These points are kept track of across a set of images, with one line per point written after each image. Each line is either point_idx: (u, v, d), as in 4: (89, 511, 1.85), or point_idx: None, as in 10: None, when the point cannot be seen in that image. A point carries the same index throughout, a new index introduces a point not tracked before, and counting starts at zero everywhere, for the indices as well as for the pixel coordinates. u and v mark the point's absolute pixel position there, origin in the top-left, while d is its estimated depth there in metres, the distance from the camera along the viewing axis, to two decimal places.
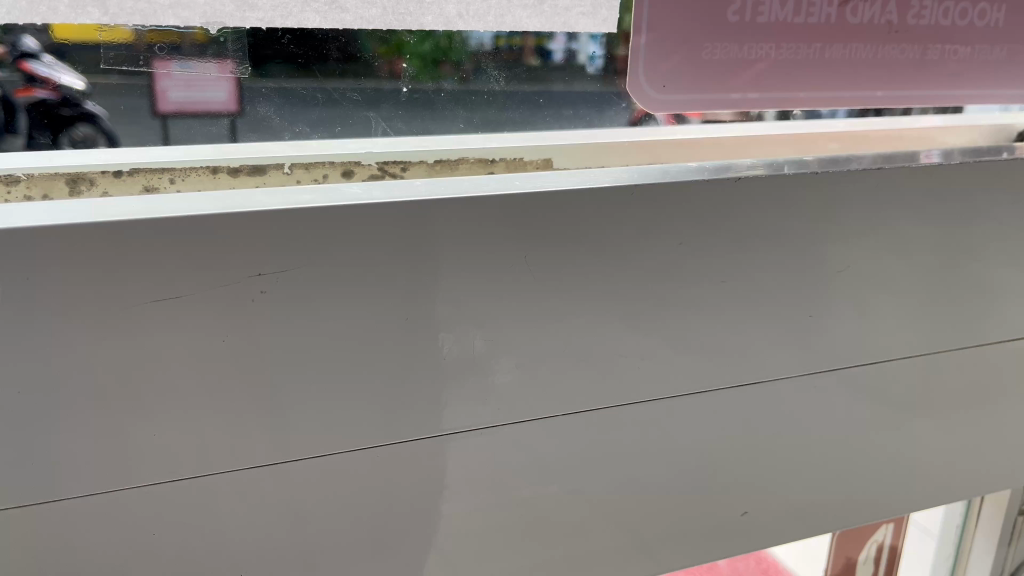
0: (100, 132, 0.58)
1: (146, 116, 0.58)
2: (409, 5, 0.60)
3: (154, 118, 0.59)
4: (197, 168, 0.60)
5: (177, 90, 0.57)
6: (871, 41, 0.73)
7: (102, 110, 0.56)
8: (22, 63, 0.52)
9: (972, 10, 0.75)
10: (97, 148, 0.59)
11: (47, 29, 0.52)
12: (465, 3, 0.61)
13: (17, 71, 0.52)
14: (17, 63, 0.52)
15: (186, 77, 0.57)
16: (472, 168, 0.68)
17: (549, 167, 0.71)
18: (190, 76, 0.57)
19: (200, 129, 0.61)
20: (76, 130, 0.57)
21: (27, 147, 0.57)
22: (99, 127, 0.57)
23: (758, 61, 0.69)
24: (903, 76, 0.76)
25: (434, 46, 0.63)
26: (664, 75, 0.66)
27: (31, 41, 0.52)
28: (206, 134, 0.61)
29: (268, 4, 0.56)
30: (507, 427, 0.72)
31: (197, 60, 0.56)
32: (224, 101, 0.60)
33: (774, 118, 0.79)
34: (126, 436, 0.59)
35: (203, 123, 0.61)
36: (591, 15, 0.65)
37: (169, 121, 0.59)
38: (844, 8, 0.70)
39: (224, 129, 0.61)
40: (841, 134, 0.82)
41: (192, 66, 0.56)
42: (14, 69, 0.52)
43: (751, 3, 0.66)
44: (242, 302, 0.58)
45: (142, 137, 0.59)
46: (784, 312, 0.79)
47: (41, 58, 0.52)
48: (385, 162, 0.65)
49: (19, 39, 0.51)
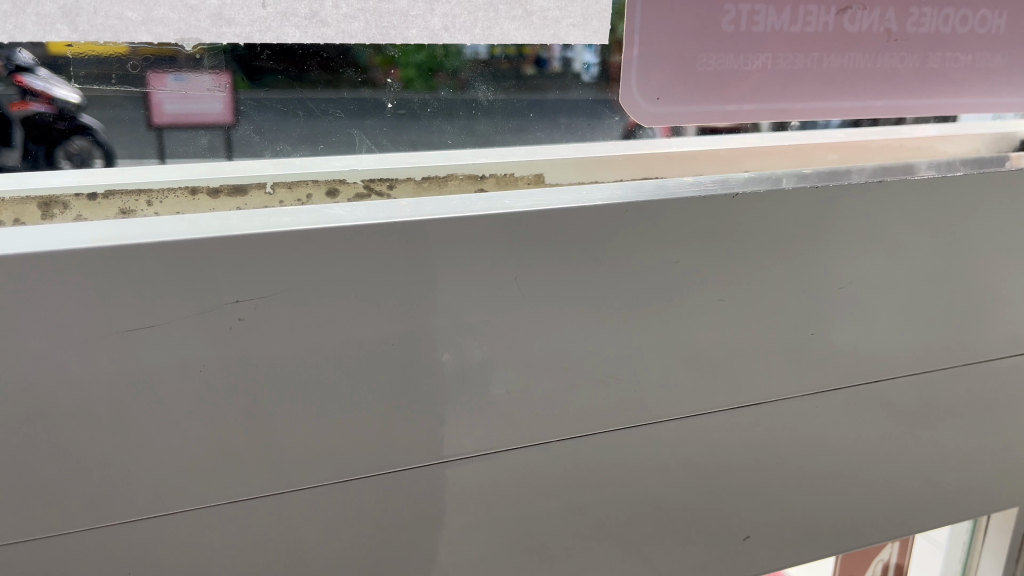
0: (95, 145, 0.55)
1: (142, 129, 0.56)
2: (393, 18, 0.57)
3: (151, 129, 0.56)
4: (173, 187, 0.58)
5: (172, 102, 0.55)
6: (871, 50, 0.71)
7: (99, 123, 0.54)
8: (17, 77, 0.49)
9: (973, 17, 0.74)
10: (94, 163, 0.56)
11: (42, 46, 0.50)
12: (450, 15, 0.59)
13: (12, 85, 0.50)
14: (12, 77, 0.49)
15: (181, 89, 0.55)
16: (461, 185, 0.66)
17: (541, 183, 0.68)
18: (185, 88, 0.55)
19: (189, 143, 0.58)
20: (71, 143, 0.55)
21: (22, 161, 0.54)
22: (93, 139, 0.55)
23: (754, 73, 0.68)
24: (904, 85, 0.74)
25: (429, 56, 0.60)
26: (657, 87, 0.65)
27: (25, 54, 0.49)
28: (195, 146, 0.59)
29: (246, 18, 0.53)
30: (500, 455, 0.70)
31: (191, 72, 0.54)
32: (220, 112, 0.57)
33: (771, 130, 0.76)
34: (101, 474, 0.57)
35: (190, 135, 0.58)
36: (581, 27, 0.62)
37: (163, 134, 0.57)
38: (841, 16, 0.68)
39: (219, 144, 0.59)
40: (842, 144, 0.79)
41: (186, 78, 0.54)
42: (9, 82, 0.50)
43: (746, 11, 0.65)
44: (221, 331, 0.55)
45: (139, 152, 0.57)
46: (784, 331, 0.77)
47: (36, 72, 0.49)
48: (371, 180, 0.63)
49: (15, 54, 0.49)
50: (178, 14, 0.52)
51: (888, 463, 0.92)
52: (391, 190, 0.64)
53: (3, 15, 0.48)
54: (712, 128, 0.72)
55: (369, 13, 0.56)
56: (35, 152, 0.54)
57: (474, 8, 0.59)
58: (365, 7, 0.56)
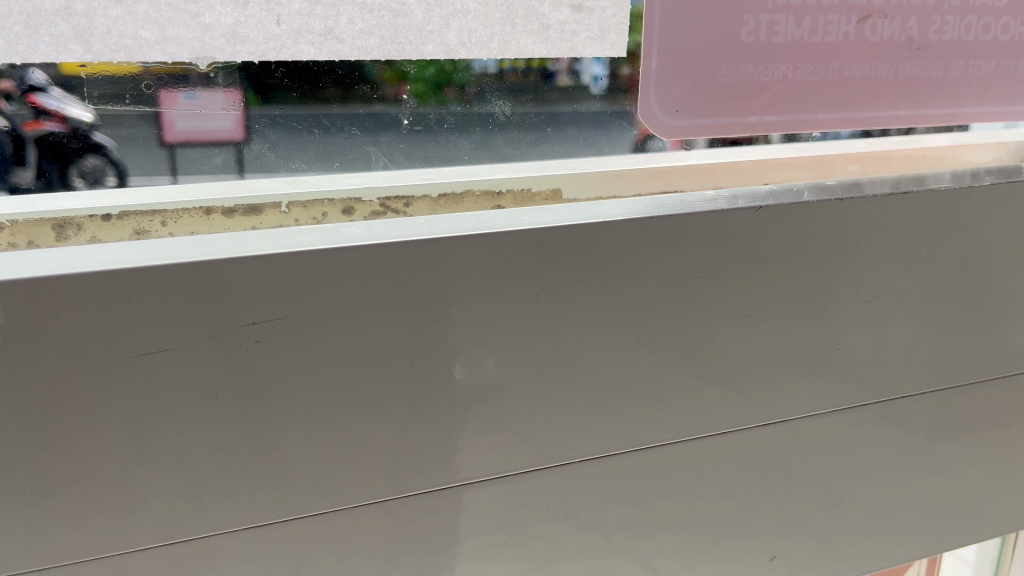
0: (108, 163, 0.54)
1: (154, 146, 0.54)
2: (409, 34, 0.56)
3: (163, 147, 0.55)
4: (186, 206, 0.57)
5: (184, 120, 0.54)
6: (893, 59, 0.69)
7: (111, 141, 0.53)
8: (31, 96, 0.49)
9: (995, 25, 0.72)
10: (105, 181, 0.55)
11: (55, 66, 0.49)
12: (466, 30, 0.57)
13: (26, 105, 0.49)
14: (26, 97, 0.49)
15: (194, 106, 0.53)
16: (477, 202, 0.65)
17: (558, 198, 0.67)
18: (197, 105, 0.53)
19: (202, 162, 0.57)
20: (84, 162, 0.54)
21: (37, 179, 0.53)
22: (107, 158, 0.54)
23: (775, 84, 0.66)
24: (927, 95, 0.72)
25: (438, 71, 0.59)
26: (676, 100, 0.64)
27: (38, 74, 0.49)
28: (209, 164, 0.57)
29: (260, 36, 0.53)
30: (520, 474, 0.69)
31: (202, 89, 0.53)
32: (230, 130, 0.56)
33: (780, 142, 0.73)
34: (118, 499, 0.56)
35: (205, 153, 0.57)
36: (598, 40, 0.61)
37: (177, 151, 0.55)
38: (862, 25, 0.67)
39: (232, 162, 0.58)
40: (863, 154, 0.77)
41: (198, 95, 0.53)
42: (22, 102, 0.49)
43: (766, 22, 0.64)
44: (237, 354, 0.54)
45: (152, 170, 0.56)
46: (809, 346, 0.76)
47: (50, 92, 0.50)
48: (387, 198, 0.62)
49: (29, 73, 0.49)
50: (192, 33, 0.51)
51: (918, 479, 0.91)
52: (402, 209, 0.62)
53: (15, 36, 0.48)
54: (727, 138, 0.70)
55: (384, 29, 0.55)
56: (48, 173, 0.53)
57: (491, 21, 0.57)
58: (379, 23, 0.55)
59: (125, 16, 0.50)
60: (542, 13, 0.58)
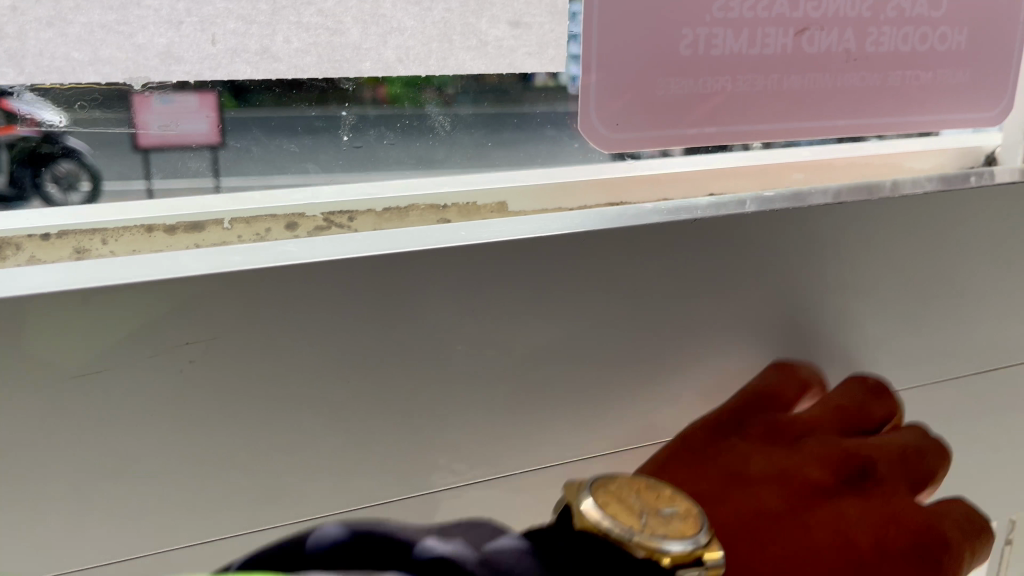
0: (82, 168, 0.54)
1: (128, 150, 0.54)
2: (346, 51, 0.56)
3: (137, 152, 0.55)
4: (148, 206, 0.57)
5: (158, 121, 0.54)
6: (831, 71, 0.71)
7: (84, 144, 0.53)
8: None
9: (932, 35, 0.74)
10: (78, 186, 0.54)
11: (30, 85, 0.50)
12: (404, 47, 0.57)
13: None
14: None
15: (168, 107, 0.54)
16: (422, 216, 0.64)
17: (504, 211, 0.67)
18: (172, 106, 0.54)
19: (176, 168, 0.56)
20: (59, 166, 0.53)
21: (10, 186, 0.53)
22: (81, 162, 0.54)
23: (714, 95, 0.67)
24: (867, 106, 0.74)
25: (411, 78, 0.58)
26: (617, 113, 0.64)
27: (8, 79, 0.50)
28: (182, 170, 0.57)
29: (195, 56, 0.52)
30: (478, 506, 0.66)
31: (179, 88, 0.53)
32: (206, 133, 0.56)
33: (755, 149, 0.74)
34: (53, 526, 0.55)
35: (179, 158, 0.56)
36: (537, 56, 0.61)
37: (151, 155, 0.55)
38: (799, 38, 0.68)
39: (206, 167, 0.57)
40: (809, 163, 0.77)
41: (172, 95, 0.53)
42: None
43: (704, 35, 0.65)
44: (173, 371, 0.55)
45: (125, 175, 0.55)
46: (760, 358, 0.76)
47: (18, 95, 0.50)
48: (330, 212, 0.62)
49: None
50: (126, 53, 0.51)
51: None
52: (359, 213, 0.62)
53: None
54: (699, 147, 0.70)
55: (321, 47, 0.55)
56: (22, 178, 0.53)
57: (428, 38, 0.57)
58: (316, 42, 0.55)
59: (57, 38, 0.50)
60: (479, 30, 0.59)
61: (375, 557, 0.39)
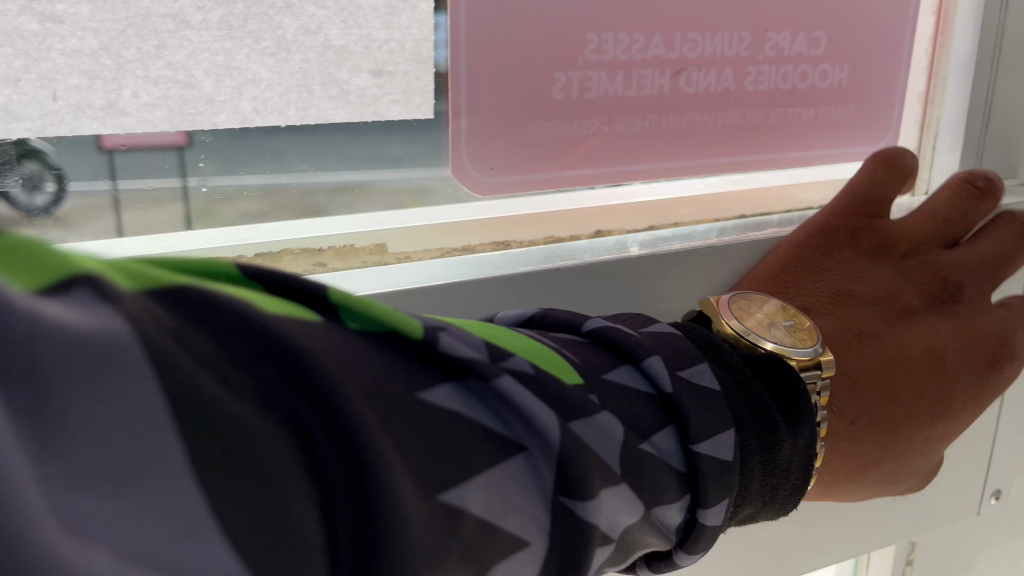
0: (48, 168, 0.54)
1: (93, 150, 0.54)
2: (198, 104, 0.55)
3: (102, 152, 0.55)
4: (113, 205, 0.57)
5: (124, 123, 0.54)
6: (710, 110, 0.71)
7: (48, 146, 0.53)
8: None
9: (812, 73, 0.75)
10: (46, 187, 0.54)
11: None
12: (261, 98, 0.56)
13: None
14: None
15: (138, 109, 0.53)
16: (297, 259, 0.64)
17: (382, 253, 0.67)
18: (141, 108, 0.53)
19: (148, 164, 0.57)
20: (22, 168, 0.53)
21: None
22: (47, 162, 0.53)
23: (590, 137, 0.68)
24: (748, 142, 0.75)
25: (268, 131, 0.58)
26: (489, 158, 0.64)
27: None
28: (155, 168, 0.57)
29: (36, 113, 0.51)
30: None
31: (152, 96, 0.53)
32: (174, 134, 0.56)
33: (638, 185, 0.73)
34: None
35: (150, 157, 0.57)
36: (402, 103, 0.61)
37: (116, 155, 0.55)
38: (676, 78, 0.69)
39: (176, 165, 0.57)
40: (698, 195, 0.77)
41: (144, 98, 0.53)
42: None
43: (577, 79, 0.65)
44: None
45: (94, 175, 0.55)
46: None
47: None
48: (197, 261, 0.60)
49: None
50: None
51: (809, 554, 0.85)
52: (326, 205, 0.63)
53: None
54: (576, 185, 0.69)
55: (172, 100, 0.54)
56: None
57: (285, 89, 0.57)
58: (166, 95, 0.54)
59: None
60: (340, 80, 0.58)
61: (604, 358, 0.53)
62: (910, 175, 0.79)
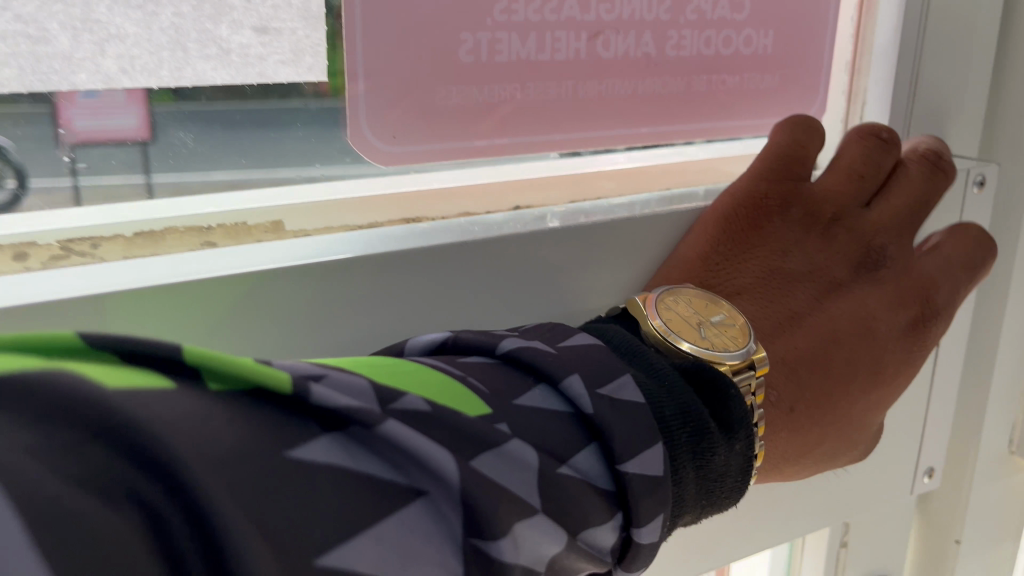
0: (6, 165, 0.51)
1: (55, 146, 0.52)
2: (55, 62, 0.49)
3: (63, 149, 0.52)
4: (76, 205, 0.55)
5: (82, 116, 0.52)
6: (629, 76, 0.67)
7: (7, 141, 0.50)
8: None
9: (736, 38, 0.72)
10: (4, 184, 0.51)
11: None
12: (127, 56, 0.51)
13: None
14: None
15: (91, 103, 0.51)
16: (182, 239, 0.58)
17: (279, 230, 0.61)
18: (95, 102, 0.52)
19: (109, 163, 0.54)
20: None
21: None
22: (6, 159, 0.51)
23: (502, 104, 0.63)
24: (670, 112, 0.71)
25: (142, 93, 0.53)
26: (392, 125, 0.60)
27: None
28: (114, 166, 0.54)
29: None
30: None
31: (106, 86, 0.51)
32: (135, 128, 0.54)
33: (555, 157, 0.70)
34: None
35: (107, 153, 0.54)
36: (292, 64, 0.56)
37: (78, 152, 0.53)
38: (593, 41, 0.64)
39: (137, 162, 0.55)
40: (621, 168, 0.74)
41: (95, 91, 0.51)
42: None
43: (486, 40, 0.60)
44: None
45: (53, 172, 0.53)
46: None
47: None
48: (68, 241, 0.54)
49: None
50: None
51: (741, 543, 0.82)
52: (202, 180, 0.58)
53: None
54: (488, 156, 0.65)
55: (22, 58, 0.48)
56: None
57: (156, 47, 0.51)
58: (15, 51, 0.48)
59: None
60: (219, 36, 0.53)
61: (517, 382, 0.49)
62: (824, 135, 0.77)
